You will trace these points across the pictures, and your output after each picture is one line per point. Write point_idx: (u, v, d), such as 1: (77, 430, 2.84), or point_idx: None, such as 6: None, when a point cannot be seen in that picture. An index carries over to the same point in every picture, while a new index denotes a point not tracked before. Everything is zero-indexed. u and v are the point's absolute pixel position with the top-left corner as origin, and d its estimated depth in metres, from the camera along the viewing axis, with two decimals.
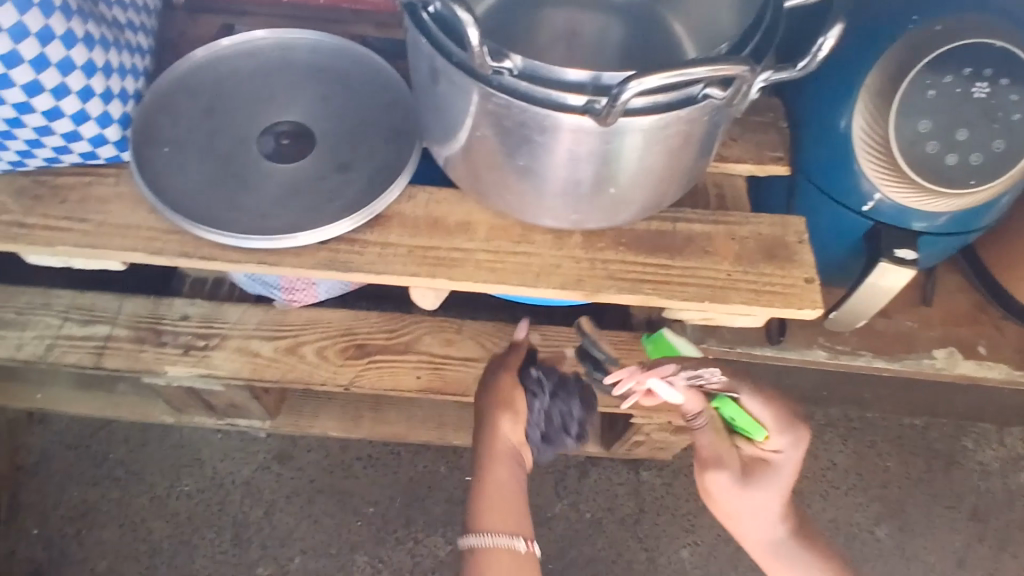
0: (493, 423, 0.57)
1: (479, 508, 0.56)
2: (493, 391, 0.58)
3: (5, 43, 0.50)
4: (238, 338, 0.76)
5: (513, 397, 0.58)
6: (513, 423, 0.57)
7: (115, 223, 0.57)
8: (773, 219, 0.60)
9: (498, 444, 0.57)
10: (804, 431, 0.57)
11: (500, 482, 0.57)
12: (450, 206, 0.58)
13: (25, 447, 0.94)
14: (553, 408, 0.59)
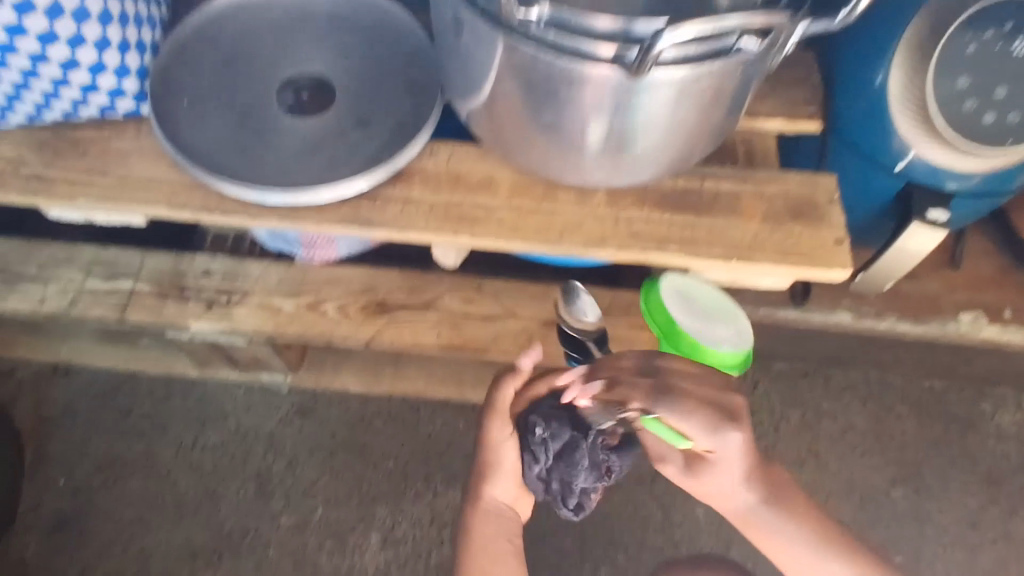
0: (482, 484, 0.60)
1: (467, 562, 0.61)
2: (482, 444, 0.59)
3: None
4: (259, 294, 0.76)
5: (499, 458, 0.59)
6: (498, 483, 0.60)
7: (136, 178, 0.57)
8: (803, 178, 0.58)
9: (485, 497, 0.61)
10: (733, 430, 0.51)
11: (487, 533, 0.61)
12: (472, 162, 0.57)
13: (53, 399, 0.96)
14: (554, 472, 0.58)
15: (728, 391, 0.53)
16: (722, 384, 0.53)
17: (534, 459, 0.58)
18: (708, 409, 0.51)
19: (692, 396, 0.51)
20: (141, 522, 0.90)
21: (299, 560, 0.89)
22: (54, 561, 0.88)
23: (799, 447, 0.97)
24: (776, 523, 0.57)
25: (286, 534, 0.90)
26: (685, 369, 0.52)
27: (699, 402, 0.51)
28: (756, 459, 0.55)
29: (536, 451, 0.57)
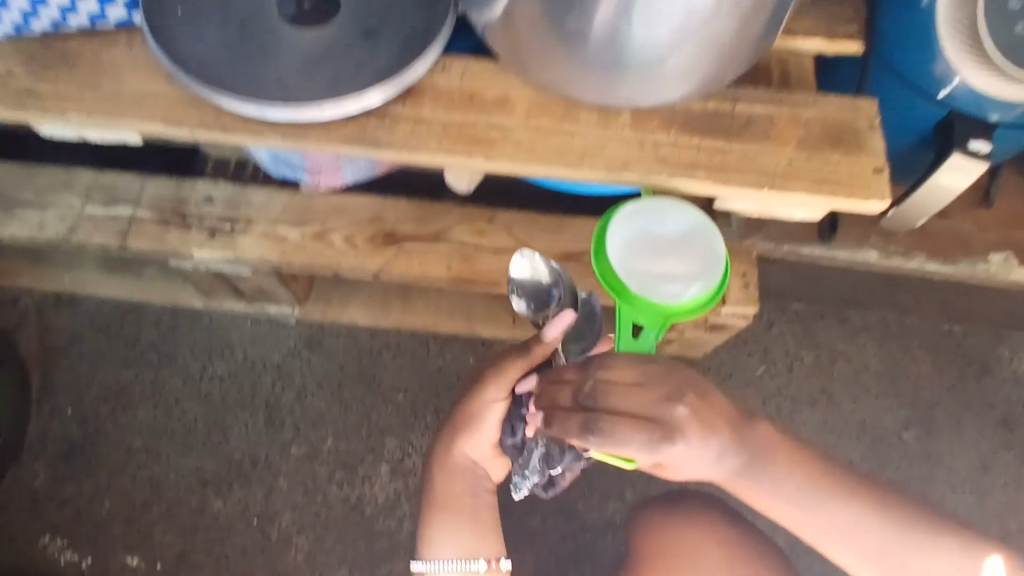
0: (454, 440, 0.67)
1: (436, 511, 0.66)
2: (468, 399, 0.66)
3: None
4: (264, 222, 0.74)
5: (479, 413, 0.65)
6: (471, 441, 0.66)
7: (130, 92, 0.54)
8: (843, 102, 0.54)
9: (459, 450, 0.67)
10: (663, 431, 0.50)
11: (456, 486, 0.67)
12: (487, 79, 0.53)
13: (58, 328, 0.95)
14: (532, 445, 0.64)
15: (671, 392, 0.52)
16: (665, 385, 0.52)
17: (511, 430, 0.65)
18: (646, 428, 0.50)
19: (625, 420, 0.50)
20: (150, 450, 0.91)
21: (309, 489, 0.89)
22: (67, 487, 0.89)
23: (812, 388, 0.96)
24: (762, 486, 0.56)
25: (295, 464, 0.90)
26: (624, 383, 0.51)
27: (634, 422, 0.50)
28: (711, 432, 0.53)
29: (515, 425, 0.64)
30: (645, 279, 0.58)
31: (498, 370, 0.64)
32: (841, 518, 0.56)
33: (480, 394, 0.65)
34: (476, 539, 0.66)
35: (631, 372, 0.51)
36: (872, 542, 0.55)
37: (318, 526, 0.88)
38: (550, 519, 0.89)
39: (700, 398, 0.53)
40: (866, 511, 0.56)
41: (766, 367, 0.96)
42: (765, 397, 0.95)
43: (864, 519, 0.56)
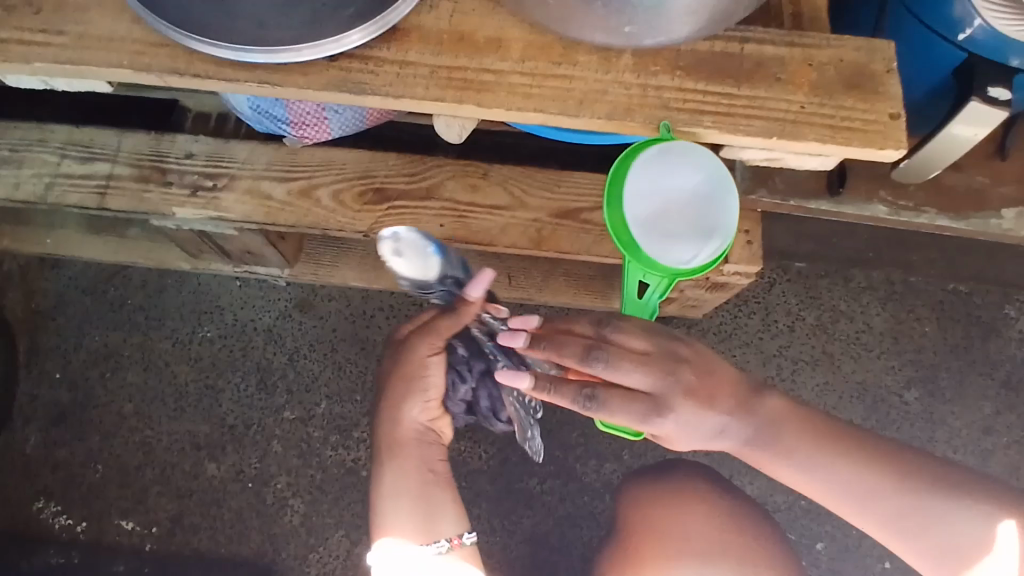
0: (400, 403, 0.60)
1: (386, 483, 0.61)
2: (405, 359, 0.60)
3: None
4: (248, 179, 0.70)
5: (420, 374, 0.60)
6: (414, 403, 0.60)
7: (96, 35, 0.50)
8: (858, 42, 0.51)
9: (405, 419, 0.61)
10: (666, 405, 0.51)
11: (408, 456, 0.61)
12: (479, 19, 0.50)
13: (43, 291, 0.92)
14: (480, 392, 0.61)
15: (667, 364, 0.51)
16: (665, 361, 0.51)
17: (462, 378, 0.60)
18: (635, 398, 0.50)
19: (612, 394, 0.50)
20: (141, 415, 0.89)
21: (303, 452, 0.88)
22: (58, 451, 0.88)
23: (813, 348, 0.94)
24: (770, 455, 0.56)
25: (288, 428, 0.89)
26: (629, 350, 0.50)
27: (626, 395, 0.50)
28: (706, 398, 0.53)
29: (462, 371, 0.60)
30: (652, 233, 0.51)
31: (432, 326, 0.58)
32: (847, 479, 0.55)
33: (419, 353, 0.59)
34: (440, 507, 0.61)
35: (632, 343, 0.51)
36: (881, 503, 0.54)
37: (313, 489, 0.87)
38: (547, 480, 0.88)
39: (697, 372, 0.52)
40: (874, 474, 0.54)
41: (767, 327, 0.94)
42: (766, 358, 0.93)
43: (872, 482, 0.54)
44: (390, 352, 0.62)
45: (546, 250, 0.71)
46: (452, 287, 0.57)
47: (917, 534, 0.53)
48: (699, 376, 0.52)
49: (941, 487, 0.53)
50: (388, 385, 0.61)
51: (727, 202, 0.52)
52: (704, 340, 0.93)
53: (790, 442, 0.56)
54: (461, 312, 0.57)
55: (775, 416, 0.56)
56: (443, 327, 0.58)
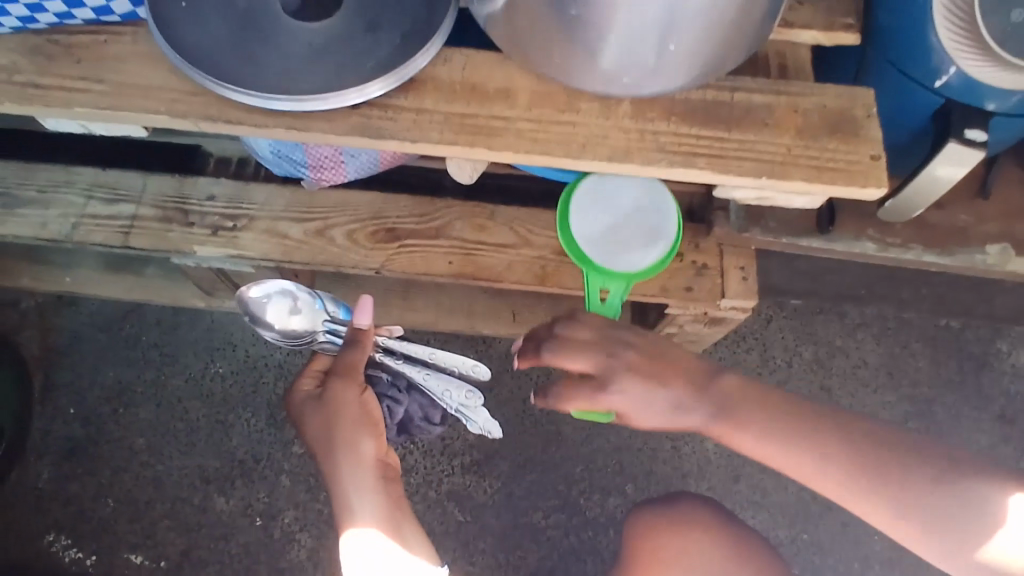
0: (356, 444, 0.59)
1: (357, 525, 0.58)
2: (341, 406, 0.60)
3: None
4: (266, 220, 0.74)
5: (363, 411, 0.61)
6: (367, 441, 0.60)
7: (134, 85, 0.54)
8: (840, 90, 0.55)
9: (363, 461, 0.59)
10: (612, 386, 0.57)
11: (379, 495, 0.59)
12: (489, 71, 0.54)
13: (60, 329, 0.95)
14: (412, 404, 0.71)
15: (609, 346, 0.58)
16: (606, 344, 0.58)
17: (395, 400, 0.69)
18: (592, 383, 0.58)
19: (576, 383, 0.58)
20: (153, 450, 0.91)
21: (311, 487, 0.89)
22: (70, 486, 0.89)
23: (811, 383, 0.96)
24: (741, 435, 0.56)
25: (297, 462, 0.90)
26: (578, 340, 0.58)
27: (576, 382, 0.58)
28: (655, 377, 0.57)
29: (394, 395, 0.69)
30: (605, 249, 0.66)
31: (354, 360, 0.62)
32: (839, 452, 0.54)
33: (351, 396, 0.60)
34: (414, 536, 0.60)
35: (581, 333, 0.58)
36: (882, 479, 0.52)
37: (321, 523, 0.88)
38: (552, 514, 0.89)
39: (641, 354, 0.58)
40: (856, 450, 0.53)
41: (765, 362, 0.97)
42: None
43: (857, 458, 0.53)
44: (313, 407, 0.61)
45: (550, 286, 0.74)
46: (333, 327, 0.71)
47: (933, 516, 0.51)
48: (643, 357, 0.58)
49: (944, 463, 0.52)
50: (335, 435, 0.59)
51: (666, 217, 0.67)
52: None
53: (753, 414, 0.56)
54: (360, 339, 0.63)
55: (737, 393, 0.57)
56: (355, 358, 0.62)
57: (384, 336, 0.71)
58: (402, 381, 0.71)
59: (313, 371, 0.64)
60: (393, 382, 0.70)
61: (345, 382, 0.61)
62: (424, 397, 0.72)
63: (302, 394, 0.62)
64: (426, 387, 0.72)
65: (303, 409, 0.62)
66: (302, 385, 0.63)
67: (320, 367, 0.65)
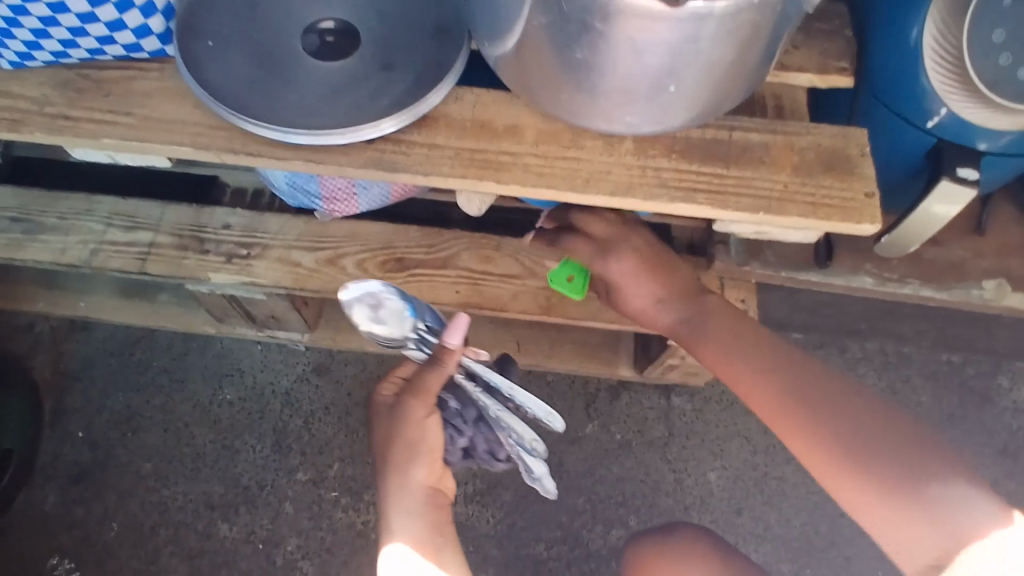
0: (405, 466, 0.58)
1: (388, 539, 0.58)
2: (401, 426, 0.58)
3: None
4: (279, 249, 0.76)
5: (420, 439, 0.58)
6: (418, 465, 0.58)
7: (159, 118, 0.56)
8: (834, 130, 0.57)
9: (410, 483, 0.58)
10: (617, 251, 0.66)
11: (418, 524, 0.57)
12: (497, 109, 0.57)
13: (72, 353, 0.97)
14: (477, 438, 0.65)
15: (628, 228, 0.68)
16: (625, 225, 0.68)
17: (458, 431, 0.64)
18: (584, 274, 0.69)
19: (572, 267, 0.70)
20: (159, 475, 0.92)
21: (314, 514, 0.90)
22: (75, 510, 0.90)
23: None
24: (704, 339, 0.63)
25: (301, 489, 0.91)
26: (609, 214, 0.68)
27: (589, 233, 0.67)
28: (652, 264, 0.67)
29: (458, 425, 0.63)
30: None
31: (427, 385, 0.58)
32: (796, 386, 0.56)
33: (415, 417, 0.58)
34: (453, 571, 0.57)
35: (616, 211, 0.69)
36: (841, 419, 0.53)
37: (323, 552, 0.88)
38: (554, 546, 0.89)
39: (649, 247, 0.68)
40: (802, 387, 0.56)
41: None
42: None
43: (800, 393, 0.56)
44: (381, 415, 0.60)
45: (554, 316, 0.76)
46: (425, 336, 0.60)
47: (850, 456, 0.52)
48: (650, 250, 0.67)
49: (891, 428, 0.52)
50: (389, 452, 0.58)
51: None
52: (708, 408, 0.95)
53: (723, 329, 0.62)
54: (443, 362, 0.58)
55: (716, 311, 0.64)
56: (429, 383, 0.58)
57: (471, 359, 0.62)
58: (471, 415, 0.63)
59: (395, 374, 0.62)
60: (463, 414, 0.63)
61: (411, 402, 0.58)
62: (493, 435, 0.65)
63: (378, 397, 0.61)
64: (495, 427, 0.64)
65: (376, 410, 0.61)
66: (382, 389, 0.62)
67: (403, 375, 0.62)
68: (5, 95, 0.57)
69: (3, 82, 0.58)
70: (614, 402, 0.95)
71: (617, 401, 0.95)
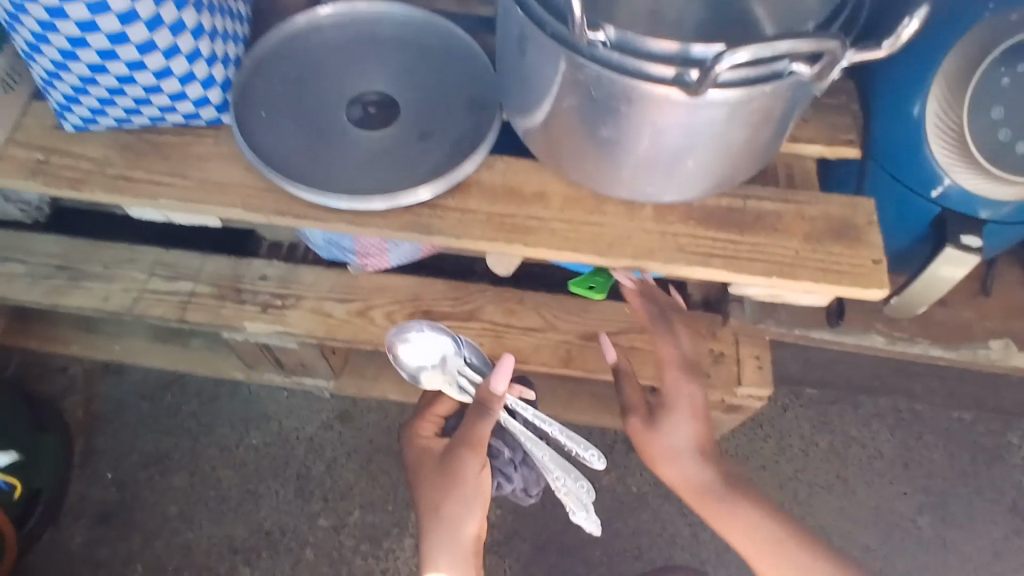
0: (460, 516, 0.60)
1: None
2: (456, 474, 0.61)
3: (115, 25, 0.52)
4: (312, 300, 0.80)
5: (476, 487, 0.62)
6: (472, 514, 0.61)
7: (213, 180, 0.60)
8: (843, 200, 0.60)
9: (463, 533, 0.61)
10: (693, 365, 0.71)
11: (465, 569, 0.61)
12: (526, 176, 0.61)
13: (104, 395, 1.00)
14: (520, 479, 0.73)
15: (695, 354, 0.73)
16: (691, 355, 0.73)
17: (506, 478, 0.72)
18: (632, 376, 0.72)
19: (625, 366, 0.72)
20: (184, 518, 0.93)
21: (334, 561, 0.91)
22: (101, 551, 0.92)
23: (827, 473, 0.97)
24: (733, 509, 0.66)
25: (321, 535, 0.92)
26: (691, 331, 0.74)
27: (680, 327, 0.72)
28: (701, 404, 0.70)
29: (506, 472, 0.72)
30: None
31: (480, 434, 0.61)
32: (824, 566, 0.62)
33: (473, 467, 0.61)
34: None
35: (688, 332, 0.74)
36: None
37: None
38: None
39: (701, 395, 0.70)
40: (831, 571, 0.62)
41: (781, 450, 0.98)
42: (782, 482, 0.97)
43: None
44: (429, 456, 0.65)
45: (573, 368, 0.78)
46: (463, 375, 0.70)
47: None
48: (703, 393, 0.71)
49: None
50: (443, 502, 0.61)
51: None
52: None
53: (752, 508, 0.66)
54: (493, 410, 0.62)
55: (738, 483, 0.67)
56: (477, 433, 0.62)
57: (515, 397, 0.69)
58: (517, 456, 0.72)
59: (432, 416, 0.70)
60: (512, 458, 0.71)
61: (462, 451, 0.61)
62: (531, 471, 0.73)
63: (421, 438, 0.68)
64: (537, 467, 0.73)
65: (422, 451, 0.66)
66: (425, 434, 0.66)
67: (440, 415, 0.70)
68: (70, 154, 0.61)
69: (67, 143, 0.61)
70: (630, 454, 0.96)
71: (634, 453, 0.96)
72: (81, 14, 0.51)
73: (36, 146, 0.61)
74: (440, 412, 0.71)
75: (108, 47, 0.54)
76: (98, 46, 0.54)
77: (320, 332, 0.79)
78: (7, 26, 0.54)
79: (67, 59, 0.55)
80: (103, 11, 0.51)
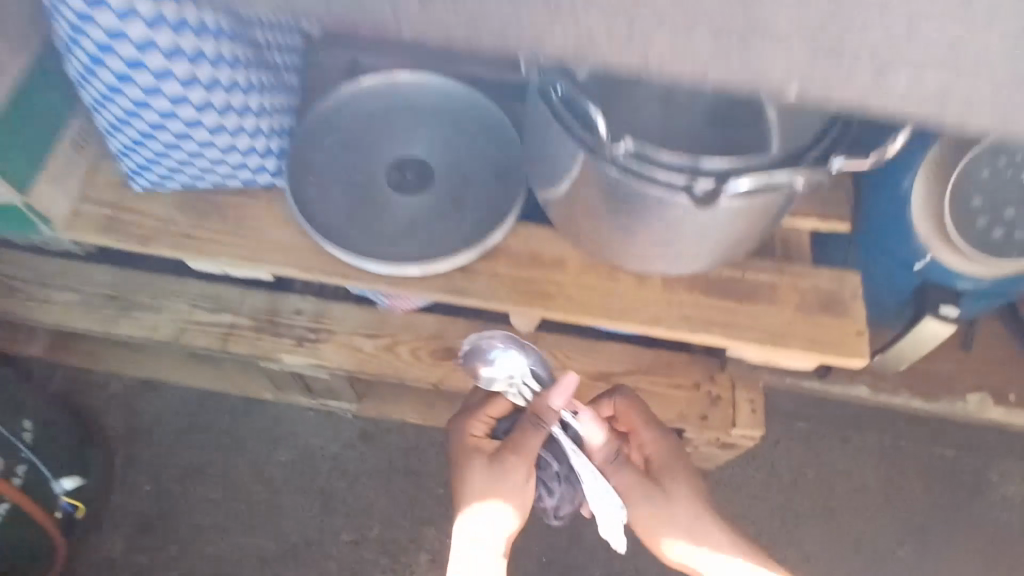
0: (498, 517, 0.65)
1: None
2: (503, 479, 0.65)
3: (189, 112, 0.60)
4: (344, 335, 0.87)
5: (519, 494, 0.64)
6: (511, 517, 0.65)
7: (268, 241, 0.67)
8: (833, 274, 0.67)
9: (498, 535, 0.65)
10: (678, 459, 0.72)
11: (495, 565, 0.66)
12: (548, 243, 0.68)
13: (141, 411, 1.06)
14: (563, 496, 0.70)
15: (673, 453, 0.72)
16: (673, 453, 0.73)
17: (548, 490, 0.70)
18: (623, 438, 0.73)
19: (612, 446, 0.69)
20: (217, 529, 1.01)
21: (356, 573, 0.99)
22: (141, 558, 0.99)
23: (816, 503, 1.04)
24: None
25: (344, 548, 1.00)
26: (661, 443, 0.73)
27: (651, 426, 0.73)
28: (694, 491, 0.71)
29: (550, 485, 0.70)
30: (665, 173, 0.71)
31: (529, 443, 0.65)
32: None
33: (519, 473, 0.64)
34: None
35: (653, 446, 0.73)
36: None
37: None
38: None
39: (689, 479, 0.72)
40: None
41: (773, 480, 1.05)
42: (772, 510, 1.04)
43: None
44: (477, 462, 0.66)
45: None
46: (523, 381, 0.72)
47: None
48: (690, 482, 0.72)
49: None
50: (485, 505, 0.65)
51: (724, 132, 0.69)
52: (718, 488, 1.04)
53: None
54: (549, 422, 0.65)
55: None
56: (531, 443, 0.65)
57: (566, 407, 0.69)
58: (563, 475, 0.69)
59: (484, 415, 0.70)
60: (559, 472, 0.69)
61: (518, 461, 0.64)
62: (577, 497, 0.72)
63: (473, 439, 0.69)
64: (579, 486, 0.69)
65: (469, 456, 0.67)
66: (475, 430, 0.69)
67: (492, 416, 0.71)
68: (138, 212, 0.67)
69: (135, 202, 0.68)
70: None
71: None
72: (163, 105, 0.58)
73: (106, 203, 0.67)
74: (492, 411, 0.71)
75: (182, 129, 0.61)
76: (175, 130, 0.61)
77: (351, 365, 0.86)
78: (95, 110, 0.61)
79: (146, 139, 0.62)
80: (182, 101, 0.59)
